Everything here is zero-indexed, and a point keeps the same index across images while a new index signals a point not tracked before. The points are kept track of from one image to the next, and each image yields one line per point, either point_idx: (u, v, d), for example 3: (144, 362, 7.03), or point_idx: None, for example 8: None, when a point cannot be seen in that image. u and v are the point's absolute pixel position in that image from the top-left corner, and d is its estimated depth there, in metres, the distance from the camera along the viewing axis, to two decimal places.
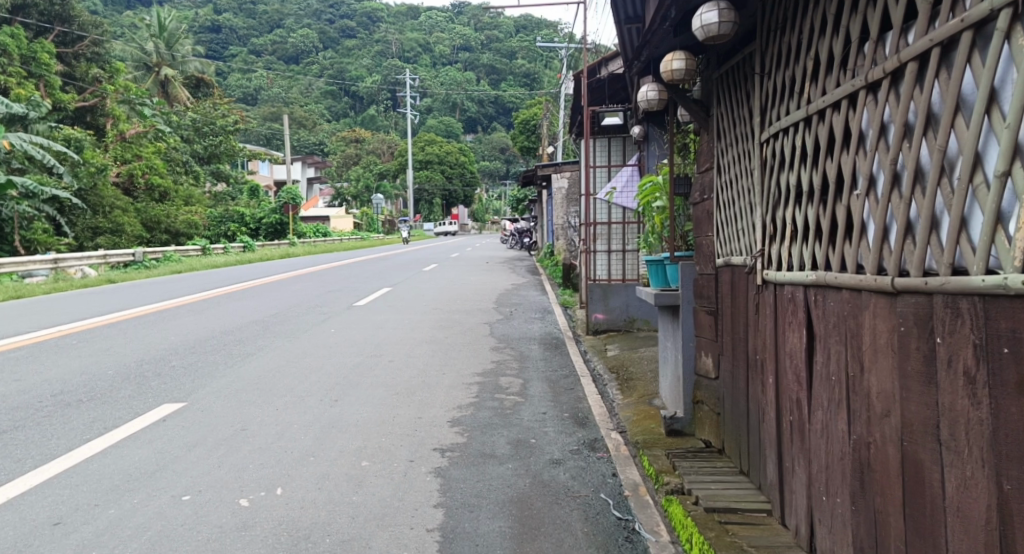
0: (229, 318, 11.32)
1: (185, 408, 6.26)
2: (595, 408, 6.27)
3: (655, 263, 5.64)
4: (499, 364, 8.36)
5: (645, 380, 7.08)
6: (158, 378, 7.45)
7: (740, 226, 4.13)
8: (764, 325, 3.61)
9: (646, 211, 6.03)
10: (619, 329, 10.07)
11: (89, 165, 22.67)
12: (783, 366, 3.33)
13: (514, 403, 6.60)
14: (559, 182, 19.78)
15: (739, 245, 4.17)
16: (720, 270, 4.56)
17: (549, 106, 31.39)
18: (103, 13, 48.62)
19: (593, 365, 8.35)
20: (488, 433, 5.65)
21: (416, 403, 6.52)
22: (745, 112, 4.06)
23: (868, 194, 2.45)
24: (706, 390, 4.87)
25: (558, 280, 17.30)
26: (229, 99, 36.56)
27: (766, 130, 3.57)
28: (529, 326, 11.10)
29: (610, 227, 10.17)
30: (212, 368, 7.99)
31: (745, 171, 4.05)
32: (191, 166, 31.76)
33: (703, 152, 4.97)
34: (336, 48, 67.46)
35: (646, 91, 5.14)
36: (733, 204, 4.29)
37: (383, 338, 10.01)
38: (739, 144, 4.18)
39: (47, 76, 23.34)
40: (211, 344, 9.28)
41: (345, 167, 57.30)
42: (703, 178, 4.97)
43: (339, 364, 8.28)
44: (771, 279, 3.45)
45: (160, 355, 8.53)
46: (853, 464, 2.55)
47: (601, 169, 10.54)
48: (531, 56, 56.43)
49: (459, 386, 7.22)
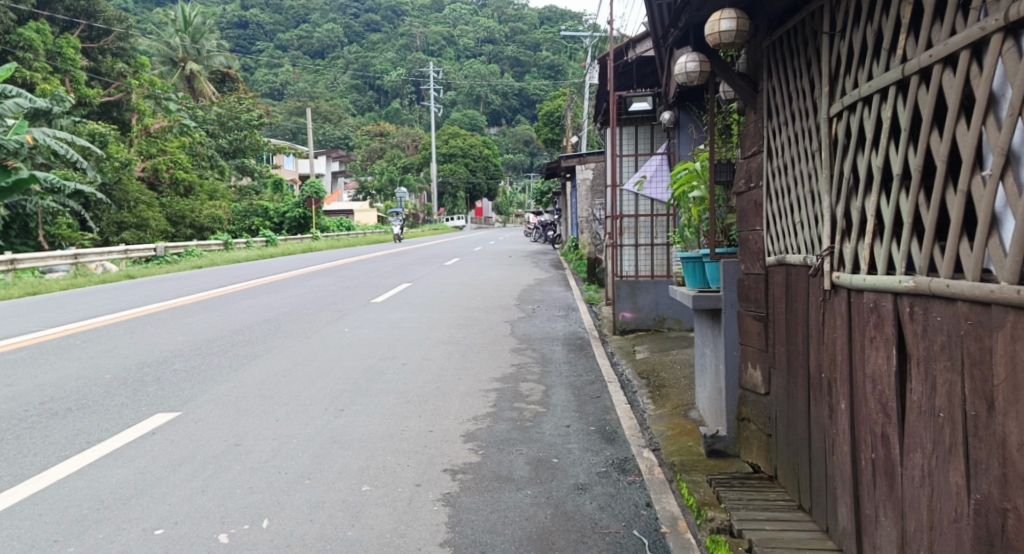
0: (242, 316, 10.88)
1: (178, 419, 5.75)
2: (625, 421, 5.68)
3: (691, 261, 4.99)
4: (519, 367, 7.79)
5: (678, 388, 6.47)
6: (157, 383, 6.94)
7: (798, 220, 3.51)
8: (835, 339, 2.99)
9: (681, 202, 5.35)
10: (648, 328, 9.41)
11: (114, 160, 22.58)
12: (861, 390, 2.72)
13: (535, 414, 6.03)
14: (584, 173, 19.16)
15: (798, 241, 3.53)
16: (772, 271, 3.93)
17: (574, 97, 30.75)
18: (134, 10, 48.61)
19: (621, 368, 7.74)
20: (505, 451, 5.07)
21: (428, 415, 5.96)
22: (807, 81, 3.42)
23: (1001, 176, 1.83)
24: (753, 406, 4.26)
25: (583, 275, 16.68)
26: (254, 93, 36.36)
27: (836, 100, 2.93)
28: (552, 325, 10.51)
29: (638, 220, 9.57)
30: (216, 371, 7.50)
31: (805, 154, 3.43)
32: (216, 160, 31.48)
33: (749, 134, 4.35)
34: (361, 41, 67.12)
35: (684, 64, 4.46)
36: (790, 191, 3.64)
37: (398, 337, 9.48)
38: (797, 122, 3.55)
39: (72, 72, 23.20)
40: (219, 345, 8.80)
41: (369, 161, 56.97)
42: (749, 163, 4.34)
43: (349, 367, 7.75)
44: (842, 283, 2.83)
45: (163, 357, 8.03)
46: (975, 532, 1.95)
47: (628, 159, 9.96)
48: (556, 47, 55.85)
49: (475, 394, 6.65)
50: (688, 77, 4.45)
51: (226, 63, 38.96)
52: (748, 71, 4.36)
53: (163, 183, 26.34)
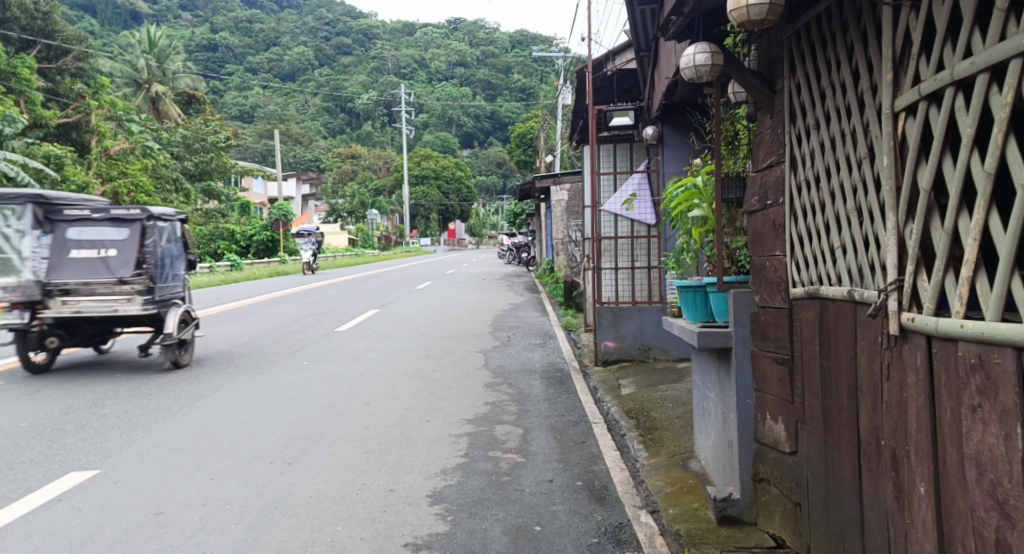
0: (193, 348, 10.05)
1: (94, 480, 4.92)
2: (616, 476, 4.97)
3: (692, 289, 4.36)
4: (494, 406, 7.02)
5: (673, 432, 5.77)
6: (80, 433, 6.08)
7: (842, 244, 2.84)
8: (904, 401, 2.29)
9: (678, 221, 4.67)
10: (632, 359, 8.70)
11: (69, 183, 21.45)
12: (951, 473, 2.02)
13: (513, 465, 5.28)
14: (559, 194, 18.48)
15: (843, 267, 2.84)
16: (801, 307, 3.24)
17: (549, 118, 30.14)
18: (100, 33, 47.43)
19: (606, 406, 7.02)
20: (479, 516, 4.32)
21: (390, 469, 5.18)
22: (850, 70, 2.77)
23: None
24: (774, 465, 3.56)
25: (560, 299, 16.01)
26: (221, 115, 35.30)
27: (906, 90, 2.24)
28: (529, 356, 9.79)
29: (618, 242, 8.89)
30: (152, 416, 6.66)
31: (850, 163, 2.77)
32: (181, 184, 30.22)
33: (765, 143, 3.69)
34: (332, 64, 66.36)
35: (692, 55, 3.74)
36: (828, 204, 2.96)
37: (362, 372, 8.69)
38: (836, 123, 2.88)
39: (28, 92, 22.22)
40: (161, 383, 7.95)
41: (340, 184, 55.87)
42: (766, 176, 3.68)
43: (304, 408, 6.96)
44: (919, 328, 2.15)
45: (93, 399, 7.16)
46: None
47: (607, 177, 9.12)
48: (526, 70, 54.65)
49: (445, 440, 5.88)
50: (698, 72, 3.75)
51: (192, 85, 37.97)
52: (763, 69, 3.71)
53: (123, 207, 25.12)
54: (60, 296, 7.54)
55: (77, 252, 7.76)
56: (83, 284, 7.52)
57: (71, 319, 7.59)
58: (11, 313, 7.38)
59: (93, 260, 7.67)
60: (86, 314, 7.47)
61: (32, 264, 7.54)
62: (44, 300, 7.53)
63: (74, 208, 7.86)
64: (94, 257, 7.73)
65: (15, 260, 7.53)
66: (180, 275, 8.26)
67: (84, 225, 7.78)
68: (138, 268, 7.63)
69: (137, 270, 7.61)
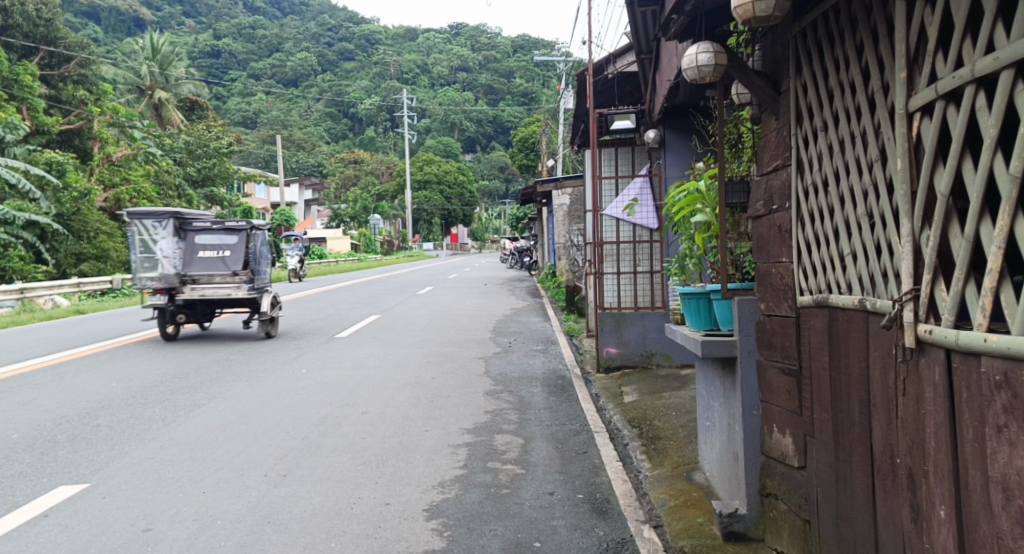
0: (191, 356, 9.94)
1: (83, 495, 4.80)
2: (619, 487, 4.84)
3: (695, 296, 4.24)
4: (494, 415, 6.90)
5: (677, 441, 5.64)
6: (71, 444, 5.96)
7: (853, 250, 2.71)
8: (921, 418, 2.16)
9: (681, 226, 4.54)
10: (635, 365, 8.57)
11: (72, 190, 21.29)
12: (974, 498, 1.89)
13: (513, 477, 5.16)
14: (560, 199, 18.39)
15: (854, 274, 2.71)
16: (809, 316, 3.11)
17: (551, 122, 30.05)
18: (105, 41, 47.58)
19: (608, 414, 6.89)
20: (477, 531, 4.19)
21: (386, 482, 5.06)
22: (859, 69, 2.64)
23: None
24: (782, 480, 3.42)
25: (562, 304, 15.89)
26: (223, 121, 35.27)
27: (921, 88, 2.12)
28: (530, 362, 9.67)
29: (619, 247, 8.78)
30: (147, 426, 6.54)
31: (860, 166, 2.65)
32: (184, 190, 30.17)
33: (770, 146, 3.56)
34: (334, 70, 66.53)
35: (694, 55, 3.62)
36: (838, 209, 2.83)
37: (361, 379, 8.56)
38: (845, 125, 2.76)
39: (30, 99, 22.23)
40: (157, 392, 7.84)
41: (344, 188, 56.40)
42: (771, 179, 3.56)
43: (302, 418, 6.84)
44: (937, 340, 2.02)
45: (87, 409, 7.06)
46: None
47: (608, 181, 9.01)
48: (528, 75, 54.55)
49: (444, 451, 5.75)
50: (700, 72, 3.61)
51: (195, 91, 37.98)
52: (767, 69, 3.58)
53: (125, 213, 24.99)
54: (188, 283, 10.62)
55: (202, 254, 11.08)
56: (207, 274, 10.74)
57: (195, 300, 10.60)
58: (154, 296, 10.33)
59: (215, 260, 11.00)
60: (208, 296, 10.48)
61: (166, 260, 10.57)
62: (177, 286, 10.49)
63: (197, 221, 11.13)
64: (215, 258, 11.06)
65: (155, 256, 10.55)
66: (268, 271, 11.39)
67: (206, 233, 11.16)
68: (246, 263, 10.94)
69: (245, 266, 10.91)
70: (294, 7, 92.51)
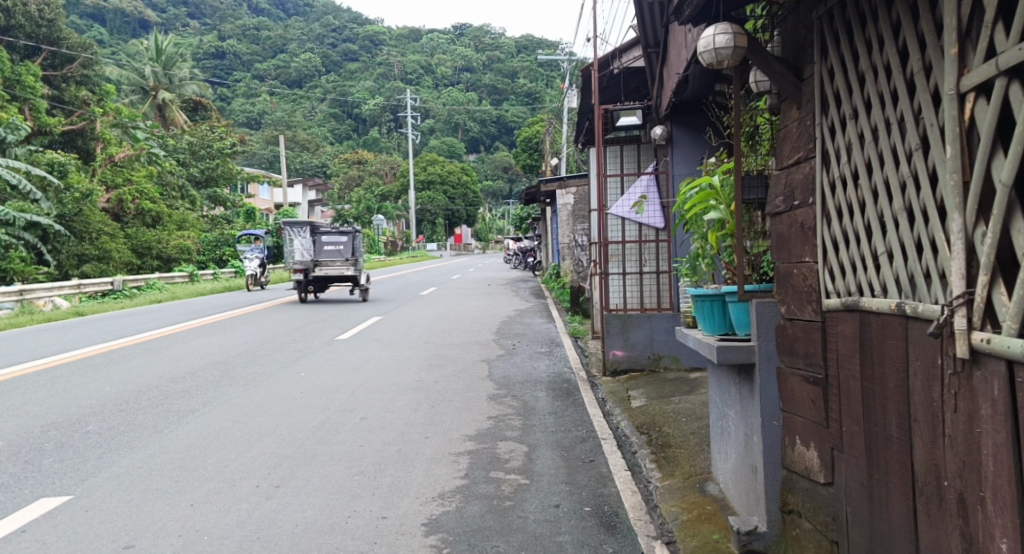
0: (188, 359, 9.72)
1: (64, 509, 4.56)
2: (628, 499, 4.61)
3: (709, 297, 4.00)
4: (497, 420, 6.66)
5: (689, 449, 5.39)
6: (58, 452, 5.74)
7: (889, 247, 2.47)
8: (976, 437, 1.92)
9: (693, 224, 4.29)
10: (642, 368, 8.32)
11: (74, 190, 21.21)
12: None
13: (517, 488, 4.91)
14: (565, 198, 18.16)
15: (891, 274, 2.46)
16: (838, 321, 2.86)
17: (554, 122, 29.82)
18: (109, 43, 47.47)
19: (616, 419, 6.66)
20: (478, 548, 3.95)
21: (384, 493, 4.83)
22: (896, 50, 2.39)
23: None
24: (806, 497, 3.18)
25: (566, 305, 15.66)
26: (227, 121, 35.07)
27: (979, 64, 1.87)
28: (535, 365, 9.43)
29: (625, 246, 8.55)
30: (137, 433, 6.32)
31: (897, 157, 2.40)
32: (187, 190, 29.96)
33: (791, 137, 3.32)
34: (338, 71, 66.41)
35: (711, 37, 3.35)
36: (871, 200, 2.59)
37: (361, 383, 8.33)
38: (879, 111, 2.52)
39: (32, 100, 22.02)
40: (150, 397, 7.62)
41: (346, 190, 55.91)
42: (793, 172, 3.30)
43: (299, 424, 6.62)
44: (1000, 350, 1.79)
45: (78, 415, 6.84)
46: None
47: (614, 179, 8.76)
48: (532, 75, 54.17)
49: (444, 460, 5.51)
50: (717, 55, 3.34)
51: (199, 92, 37.79)
52: (788, 55, 3.33)
53: (128, 214, 24.77)
54: (315, 266, 16.89)
55: (325, 248, 17.26)
56: (327, 260, 16.97)
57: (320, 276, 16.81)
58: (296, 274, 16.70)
59: (333, 251, 17.29)
60: (329, 272, 16.68)
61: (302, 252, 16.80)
62: (310, 267, 16.77)
63: (322, 229, 17.42)
64: (333, 250, 17.25)
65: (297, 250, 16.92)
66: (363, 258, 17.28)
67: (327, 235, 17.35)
68: (353, 254, 17.11)
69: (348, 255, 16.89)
70: (298, 7, 92.10)
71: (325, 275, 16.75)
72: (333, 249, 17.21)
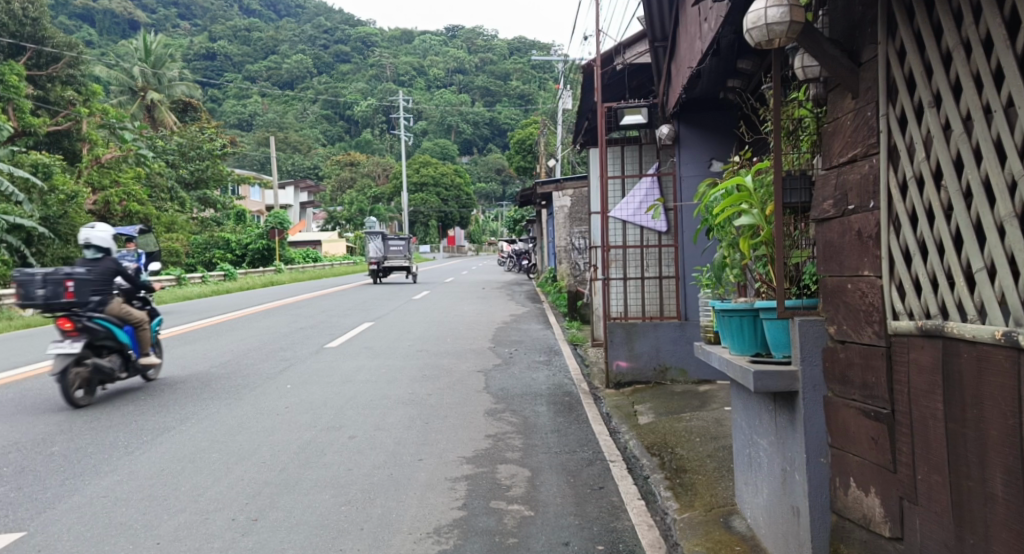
0: (170, 369, 9.23)
1: (13, 548, 4.06)
2: (645, 536, 4.14)
3: (736, 315, 3.56)
4: (496, 440, 6.20)
5: (708, 477, 4.91)
6: (17, 479, 5.23)
7: (990, 260, 2.02)
8: None
9: (722, 229, 3.85)
10: (647, 381, 7.81)
11: (58, 192, 20.55)
12: None
13: (520, 521, 4.45)
14: (561, 200, 17.76)
15: (992, 296, 2.01)
16: (911, 348, 2.41)
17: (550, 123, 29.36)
18: (99, 43, 46.72)
19: (623, 438, 6.19)
20: None
21: (372, 528, 4.35)
22: (1002, 21, 1.94)
23: None
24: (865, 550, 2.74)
25: (564, 309, 15.24)
26: (216, 123, 34.48)
27: None
28: (533, 375, 8.96)
29: (627, 251, 8.10)
30: (105, 455, 5.81)
31: (1004, 151, 1.95)
32: (176, 192, 29.39)
33: (844, 131, 2.86)
34: (330, 72, 65.80)
35: (757, 15, 2.87)
36: (961, 206, 2.14)
37: (351, 396, 7.85)
38: (974, 93, 2.07)
39: (16, 100, 21.32)
40: (124, 413, 7.12)
41: (339, 191, 55.76)
42: (847, 173, 2.84)
43: (283, 444, 6.14)
44: None
45: (44, 435, 6.33)
46: None
47: (615, 181, 8.32)
48: (525, 77, 53.62)
49: (440, 487, 5.03)
50: (769, 32, 2.83)
51: (188, 93, 37.19)
52: (842, 36, 2.86)
53: (115, 216, 24.18)
54: (384, 259, 24.04)
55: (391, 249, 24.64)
56: (392, 255, 24.18)
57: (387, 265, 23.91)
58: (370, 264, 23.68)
59: (396, 251, 24.61)
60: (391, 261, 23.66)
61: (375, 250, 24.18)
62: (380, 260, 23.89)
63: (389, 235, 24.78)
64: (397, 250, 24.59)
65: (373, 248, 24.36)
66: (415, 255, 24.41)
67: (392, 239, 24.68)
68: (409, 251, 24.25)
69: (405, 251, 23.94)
70: (290, 9, 91.09)
71: (392, 265, 23.92)
72: (397, 249, 24.53)
